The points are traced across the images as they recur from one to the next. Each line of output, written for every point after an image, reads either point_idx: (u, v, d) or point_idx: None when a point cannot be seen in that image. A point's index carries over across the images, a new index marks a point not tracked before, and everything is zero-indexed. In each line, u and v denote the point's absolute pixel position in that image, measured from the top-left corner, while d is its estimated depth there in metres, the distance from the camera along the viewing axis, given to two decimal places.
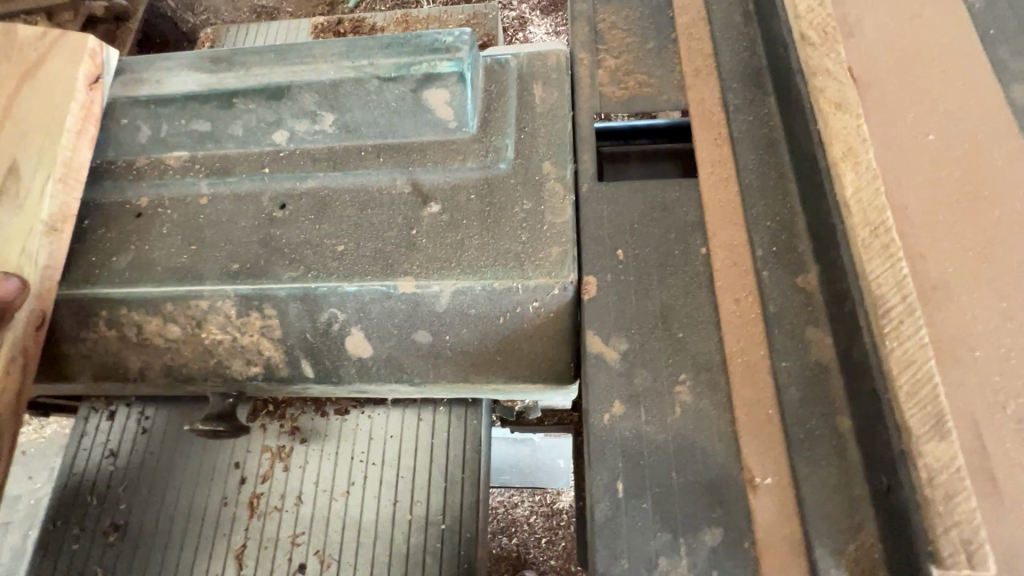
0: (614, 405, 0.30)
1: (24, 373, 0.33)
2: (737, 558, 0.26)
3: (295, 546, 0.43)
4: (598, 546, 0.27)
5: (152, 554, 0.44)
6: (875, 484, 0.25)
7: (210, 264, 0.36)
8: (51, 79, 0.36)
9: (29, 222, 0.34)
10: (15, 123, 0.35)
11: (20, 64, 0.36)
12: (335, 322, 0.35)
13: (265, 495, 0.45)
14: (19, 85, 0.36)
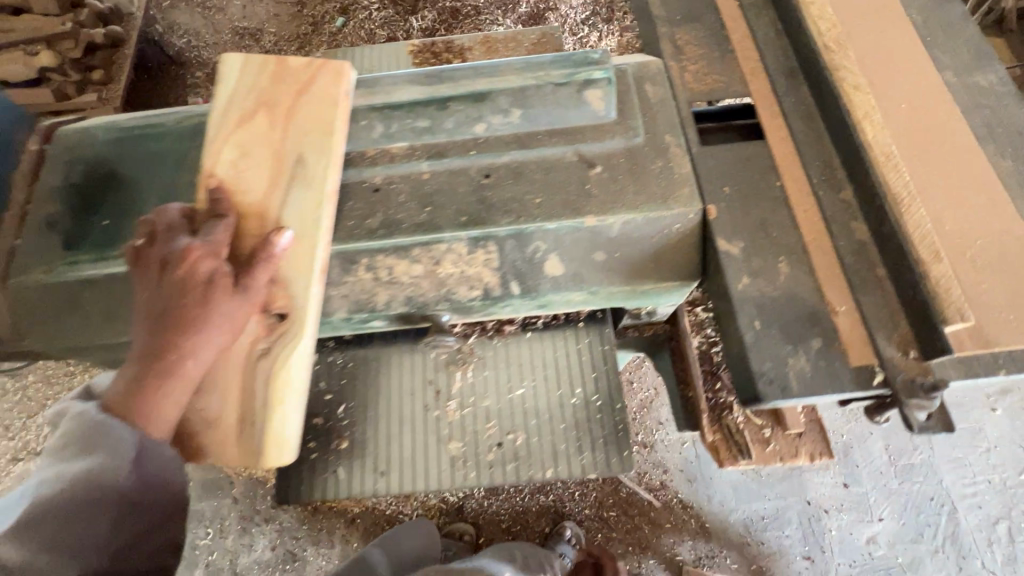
0: (743, 279, 0.47)
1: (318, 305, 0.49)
2: (833, 353, 0.44)
3: (491, 431, 0.58)
4: (750, 359, 0.45)
5: (379, 451, 0.58)
6: (906, 300, 0.44)
7: (445, 219, 0.51)
8: (319, 94, 0.50)
9: (317, 195, 0.48)
10: (299, 127, 0.49)
11: (295, 84, 0.50)
12: (539, 251, 0.51)
13: (459, 399, 0.59)
14: (297, 100, 0.50)
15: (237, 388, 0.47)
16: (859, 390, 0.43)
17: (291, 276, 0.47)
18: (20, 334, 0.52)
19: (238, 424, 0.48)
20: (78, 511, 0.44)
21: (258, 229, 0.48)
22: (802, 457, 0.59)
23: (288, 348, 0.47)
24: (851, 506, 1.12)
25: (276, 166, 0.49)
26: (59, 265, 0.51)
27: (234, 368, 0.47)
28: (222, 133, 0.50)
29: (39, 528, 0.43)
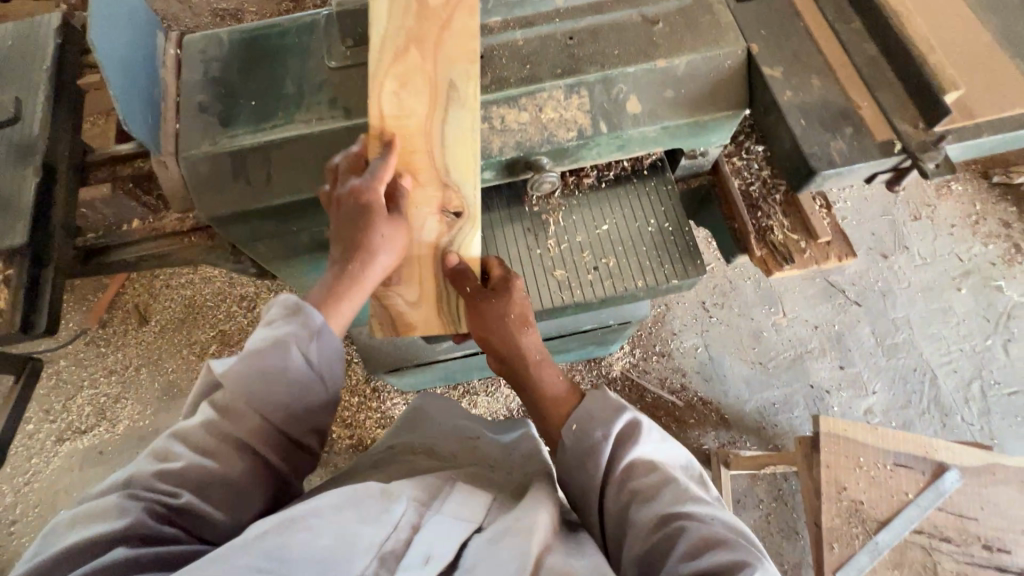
0: (787, 92, 0.60)
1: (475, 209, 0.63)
2: (862, 133, 0.58)
3: (586, 262, 0.72)
4: (802, 145, 0.58)
5: None
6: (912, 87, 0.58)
7: (544, 72, 0.63)
8: (461, 27, 0.59)
9: (470, 117, 0.60)
10: (446, 57, 0.59)
11: (435, 24, 0.59)
12: (621, 92, 0.63)
13: (556, 239, 0.73)
14: (443, 34, 0.59)
15: (427, 279, 0.66)
16: (885, 157, 0.57)
17: (459, 185, 0.61)
18: (198, 200, 0.61)
19: (434, 302, 0.68)
20: (274, 372, 0.50)
21: (424, 147, 0.60)
22: (833, 257, 0.74)
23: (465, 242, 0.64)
24: (847, 385, 1.66)
25: (433, 94, 0.59)
26: (222, 138, 0.61)
27: (421, 266, 0.66)
28: (379, 66, 0.59)
29: (245, 383, 0.50)
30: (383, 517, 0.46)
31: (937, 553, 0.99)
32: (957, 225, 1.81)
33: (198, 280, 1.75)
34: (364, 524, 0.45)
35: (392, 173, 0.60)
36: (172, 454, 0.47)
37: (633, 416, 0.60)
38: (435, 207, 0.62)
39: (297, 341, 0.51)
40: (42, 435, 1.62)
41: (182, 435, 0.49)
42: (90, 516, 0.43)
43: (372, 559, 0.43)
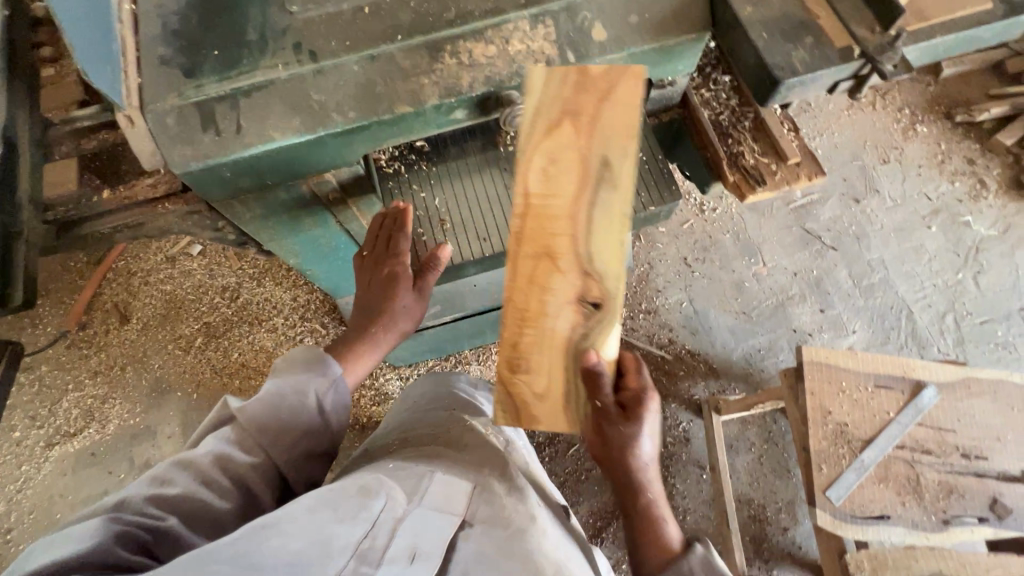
0: (747, 6, 0.61)
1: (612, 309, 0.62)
2: (822, 40, 0.59)
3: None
4: (765, 58, 0.59)
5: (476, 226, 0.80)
6: None
7: (507, 4, 0.63)
8: (624, 101, 0.57)
9: (617, 204, 0.58)
10: (602, 134, 0.58)
11: (597, 92, 0.57)
12: (586, 20, 0.63)
13: None
14: (602, 108, 0.58)
15: (562, 378, 0.66)
16: (845, 62, 0.58)
17: (603, 277, 0.60)
18: (168, 155, 0.60)
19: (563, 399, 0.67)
20: (294, 407, 0.66)
21: (569, 230, 0.60)
22: (803, 178, 0.76)
23: (600, 337, 0.63)
24: (828, 326, 1.70)
25: (584, 170, 0.58)
26: (188, 90, 0.61)
27: (556, 360, 0.65)
28: (531, 142, 0.59)
29: (263, 415, 0.64)
30: (360, 515, 0.53)
31: (919, 466, 1.03)
32: (925, 165, 1.85)
33: (177, 274, 1.73)
34: (342, 523, 0.51)
35: (522, 256, 0.61)
36: (175, 479, 0.56)
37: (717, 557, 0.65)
38: (575, 296, 0.62)
39: (320, 380, 0.71)
40: (30, 442, 1.59)
41: (185, 464, 0.58)
42: (67, 539, 0.47)
43: (348, 557, 0.49)
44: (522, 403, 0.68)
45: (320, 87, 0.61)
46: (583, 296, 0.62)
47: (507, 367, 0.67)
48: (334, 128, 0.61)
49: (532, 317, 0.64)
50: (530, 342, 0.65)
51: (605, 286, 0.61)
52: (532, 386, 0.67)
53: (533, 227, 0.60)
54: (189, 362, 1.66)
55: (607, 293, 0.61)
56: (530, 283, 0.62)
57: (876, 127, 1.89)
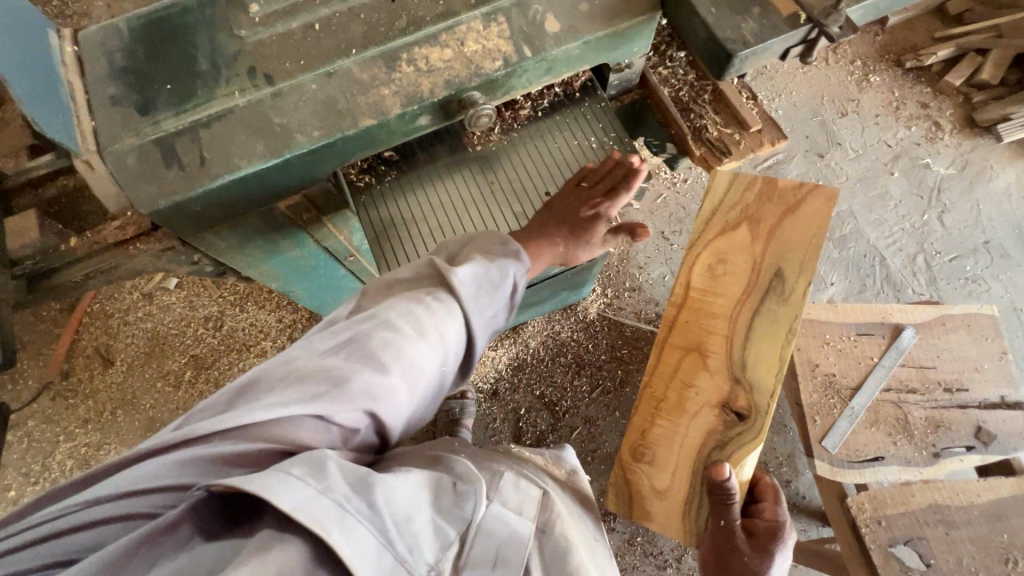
0: None
1: (755, 434, 0.74)
2: (768, 11, 0.61)
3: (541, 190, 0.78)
4: (717, 33, 0.61)
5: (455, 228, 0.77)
6: None
7: (457, 5, 0.63)
8: (808, 213, 0.72)
9: (780, 309, 0.73)
10: (771, 258, 0.73)
11: (784, 204, 0.73)
12: (537, 13, 0.64)
13: (502, 174, 0.78)
14: (772, 233, 0.73)
15: (688, 469, 0.78)
16: (793, 29, 0.60)
17: (751, 381, 0.74)
18: (132, 195, 0.59)
19: (682, 489, 0.79)
20: (475, 306, 0.66)
21: (721, 342, 0.76)
22: (766, 144, 0.78)
23: (735, 449, 0.75)
24: None
25: (747, 282, 0.74)
26: (145, 127, 0.60)
27: (687, 455, 0.78)
28: (707, 242, 0.77)
29: (466, 289, 0.65)
30: (459, 507, 0.54)
31: (906, 405, 1.08)
32: (881, 114, 1.90)
33: (157, 310, 1.69)
34: (441, 514, 0.53)
35: (671, 350, 0.78)
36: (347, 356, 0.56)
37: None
38: (720, 400, 0.76)
39: (514, 267, 0.69)
40: (27, 499, 1.55)
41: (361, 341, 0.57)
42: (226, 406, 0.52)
43: (449, 546, 0.52)
44: (643, 486, 0.81)
45: (281, 109, 0.61)
46: (726, 403, 0.76)
47: (633, 456, 0.81)
48: (300, 149, 0.60)
49: (673, 405, 0.79)
50: (668, 425, 0.79)
51: (751, 405, 0.74)
52: (651, 479, 0.80)
53: (689, 321, 0.78)
54: (181, 397, 1.64)
55: (756, 416, 0.74)
56: (673, 377, 0.78)
57: (831, 81, 1.93)
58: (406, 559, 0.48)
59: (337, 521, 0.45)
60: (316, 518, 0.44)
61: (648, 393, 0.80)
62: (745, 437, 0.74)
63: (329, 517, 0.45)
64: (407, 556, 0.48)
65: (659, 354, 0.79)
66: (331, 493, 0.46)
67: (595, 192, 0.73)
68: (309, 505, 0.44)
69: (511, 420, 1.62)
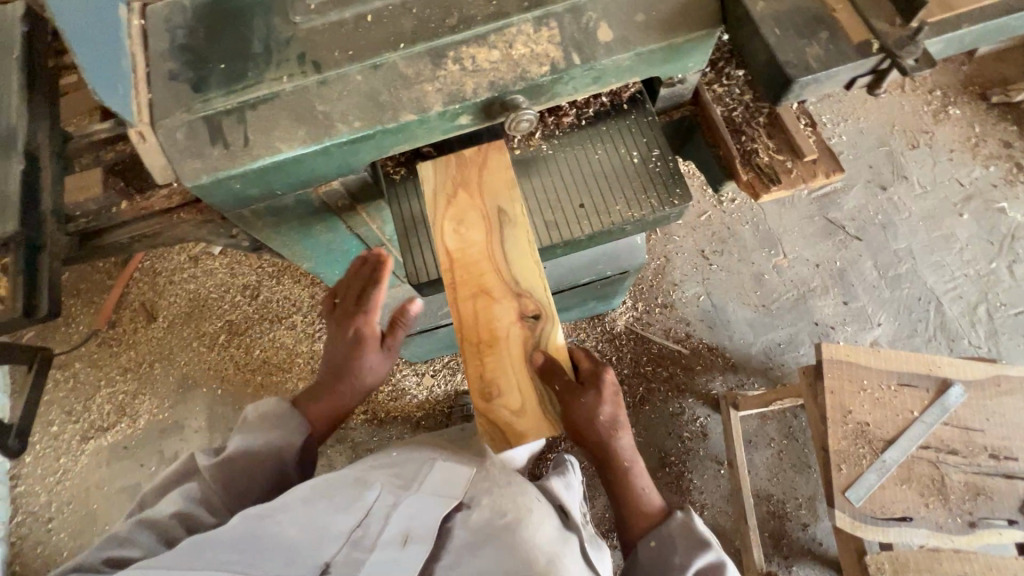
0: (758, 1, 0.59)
1: (543, 311, 0.69)
2: (837, 36, 0.57)
3: (573, 198, 0.74)
4: (778, 55, 0.57)
5: None
6: None
7: (510, 7, 0.62)
8: (497, 165, 0.71)
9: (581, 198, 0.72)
10: (493, 197, 0.70)
11: (476, 163, 0.71)
12: (591, 21, 0.62)
13: (539, 179, 0.75)
14: (482, 175, 0.71)
15: (526, 380, 0.68)
16: (862, 58, 0.56)
17: (529, 288, 0.69)
18: (179, 168, 0.61)
19: (540, 404, 0.68)
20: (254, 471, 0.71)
21: (492, 268, 0.70)
22: (820, 175, 0.74)
23: (549, 340, 0.69)
24: (851, 319, 1.66)
25: (487, 222, 0.70)
26: (197, 104, 0.62)
27: (519, 374, 0.68)
28: (441, 215, 0.70)
29: (237, 457, 0.71)
30: (356, 504, 0.65)
31: (944, 466, 1.01)
32: (956, 150, 1.77)
33: (201, 274, 1.77)
34: (339, 512, 0.63)
35: (462, 301, 0.69)
36: (135, 541, 0.60)
37: (717, 562, 0.76)
38: (513, 315, 0.69)
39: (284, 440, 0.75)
40: (67, 435, 1.66)
41: (149, 523, 0.62)
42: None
43: (342, 543, 0.61)
44: (503, 427, 0.67)
45: (325, 97, 0.61)
46: (519, 312, 0.69)
47: (481, 404, 0.67)
48: (339, 138, 0.61)
49: (487, 342, 0.69)
50: (492, 363, 0.68)
51: (529, 296, 0.69)
52: (508, 404, 0.67)
53: (461, 275, 0.70)
54: (213, 359, 1.71)
55: (539, 301, 0.69)
56: (474, 319, 0.69)
57: (905, 110, 1.81)
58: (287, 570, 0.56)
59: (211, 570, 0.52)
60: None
61: (463, 345, 0.69)
62: (540, 318, 0.69)
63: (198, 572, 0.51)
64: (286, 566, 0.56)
65: (454, 307, 0.70)
66: (192, 558, 0.53)
67: (347, 307, 0.76)
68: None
69: None
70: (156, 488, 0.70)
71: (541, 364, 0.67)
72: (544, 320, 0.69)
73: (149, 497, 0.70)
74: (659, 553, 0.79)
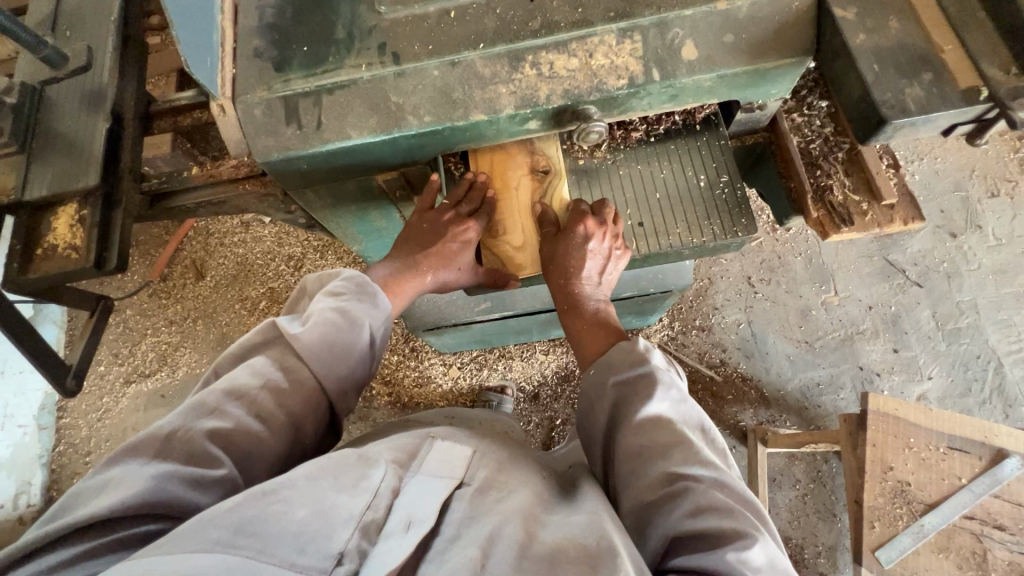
0: (860, 35, 0.56)
1: (554, 167, 0.70)
2: (943, 79, 0.54)
3: (632, 216, 0.73)
4: (874, 93, 0.54)
5: None
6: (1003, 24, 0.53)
7: (596, 15, 0.61)
8: None
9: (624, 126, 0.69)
10: None
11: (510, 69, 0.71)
12: (677, 37, 0.60)
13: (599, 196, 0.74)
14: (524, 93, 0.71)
15: (529, 224, 0.71)
16: (967, 105, 0.53)
17: (544, 147, 0.70)
18: (253, 144, 0.63)
19: (537, 244, 0.71)
20: (342, 343, 0.66)
21: None
22: (897, 221, 0.71)
23: (555, 194, 0.71)
24: (900, 368, 1.58)
25: None
26: (277, 84, 0.63)
27: (523, 219, 0.71)
28: None
29: (315, 338, 0.64)
30: (361, 485, 0.52)
31: (988, 541, 0.99)
32: None
33: (249, 239, 1.83)
34: (343, 493, 0.50)
35: (478, 154, 0.71)
36: (225, 412, 0.56)
37: (652, 372, 0.64)
38: (526, 168, 0.71)
39: (368, 318, 0.69)
40: (112, 376, 1.75)
41: (239, 396, 0.58)
42: (125, 480, 0.48)
43: (352, 530, 0.48)
44: (505, 262, 0.72)
45: (400, 89, 0.62)
46: (533, 167, 0.71)
47: (487, 238, 0.72)
48: (409, 131, 0.62)
49: (498, 188, 0.71)
50: (502, 206, 0.71)
51: (544, 153, 0.71)
52: (509, 241, 0.72)
53: None
54: (252, 321, 1.77)
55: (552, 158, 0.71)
56: (489, 166, 0.71)
57: (988, 156, 1.70)
58: (297, 561, 0.44)
59: (212, 558, 0.41)
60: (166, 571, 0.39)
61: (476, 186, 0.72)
62: (552, 173, 0.71)
63: (193, 556, 0.41)
64: (296, 557, 0.44)
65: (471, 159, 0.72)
66: (187, 541, 0.42)
67: (460, 211, 0.73)
68: (162, 565, 0.39)
69: (545, 427, 1.60)
70: (235, 352, 0.65)
71: (543, 214, 0.70)
72: (554, 174, 0.71)
73: (226, 364, 0.64)
74: (597, 380, 0.67)
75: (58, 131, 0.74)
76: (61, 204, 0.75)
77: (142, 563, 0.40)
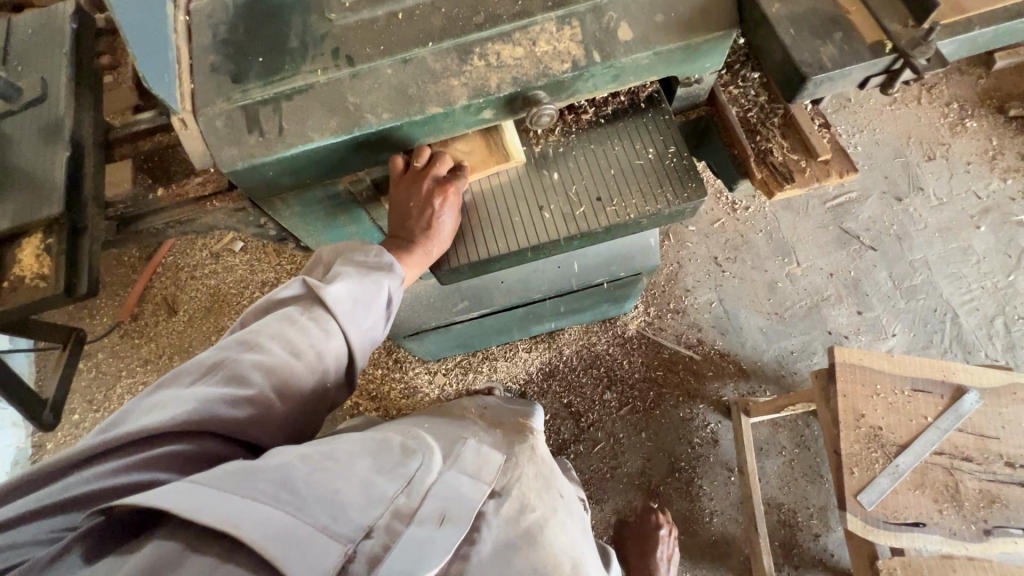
0: (774, 4, 0.61)
1: None
2: (851, 36, 0.59)
3: (590, 192, 0.76)
4: (793, 54, 0.59)
5: (499, 210, 0.78)
6: None
7: (535, 6, 0.65)
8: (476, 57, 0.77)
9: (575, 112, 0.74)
10: None
11: None
12: (612, 20, 0.64)
13: (559, 181, 0.77)
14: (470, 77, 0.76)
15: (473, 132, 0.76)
16: (875, 57, 0.58)
17: None
18: (217, 154, 0.64)
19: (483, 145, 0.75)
20: (366, 301, 0.66)
21: None
22: (833, 174, 0.76)
23: None
24: (866, 328, 1.65)
25: None
26: (236, 94, 0.65)
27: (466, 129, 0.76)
28: None
29: (337, 292, 0.64)
30: (398, 471, 0.55)
31: (959, 473, 1.05)
32: (973, 162, 1.77)
33: (221, 269, 1.82)
34: (380, 475, 0.54)
35: None
36: (263, 350, 0.58)
37: None
38: None
39: (389, 278, 0.69)
40: (87, 423, 1.69)
41: (275, 338, 0.59)
42: (170, 401, 0.52)
43: (384, 509, 0.51)
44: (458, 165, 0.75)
45: (356, 89, 0.64)
46: None
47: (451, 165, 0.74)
48: (369, 128, 0.64)
49: None
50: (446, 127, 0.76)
51: None
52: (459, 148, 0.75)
53: None
54: None
55: None
56: None
57: (920, 123, 1.81)
58: (330, 527, 0.47)
59: (251, 507, 0.44)
60: (214, 513, 0.42)
61: None
62: None
63: (235, 503, 0.44)
64: (330, 522, 0.47)
65: None
66: (234, 483, 0.45)
67: (437, 176, 0.71)
68: (204, 501, 0.43)
69: None
70: (262, 304, 0.64)
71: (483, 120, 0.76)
72: None
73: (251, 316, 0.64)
74: None
75: (16, 164, 0.74)
76: (26, 235, 0.74)
77: (194, 492, 0.43)
